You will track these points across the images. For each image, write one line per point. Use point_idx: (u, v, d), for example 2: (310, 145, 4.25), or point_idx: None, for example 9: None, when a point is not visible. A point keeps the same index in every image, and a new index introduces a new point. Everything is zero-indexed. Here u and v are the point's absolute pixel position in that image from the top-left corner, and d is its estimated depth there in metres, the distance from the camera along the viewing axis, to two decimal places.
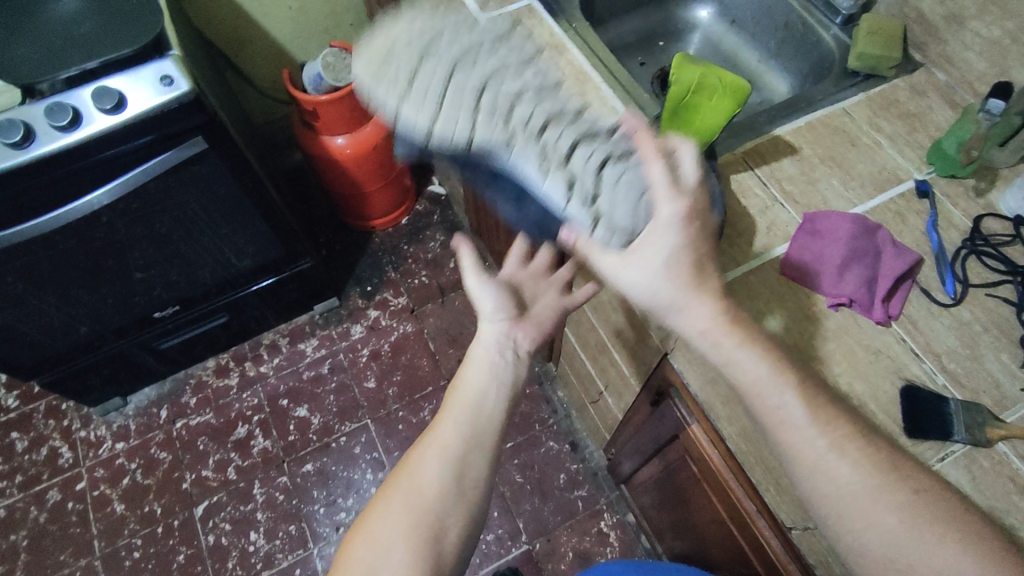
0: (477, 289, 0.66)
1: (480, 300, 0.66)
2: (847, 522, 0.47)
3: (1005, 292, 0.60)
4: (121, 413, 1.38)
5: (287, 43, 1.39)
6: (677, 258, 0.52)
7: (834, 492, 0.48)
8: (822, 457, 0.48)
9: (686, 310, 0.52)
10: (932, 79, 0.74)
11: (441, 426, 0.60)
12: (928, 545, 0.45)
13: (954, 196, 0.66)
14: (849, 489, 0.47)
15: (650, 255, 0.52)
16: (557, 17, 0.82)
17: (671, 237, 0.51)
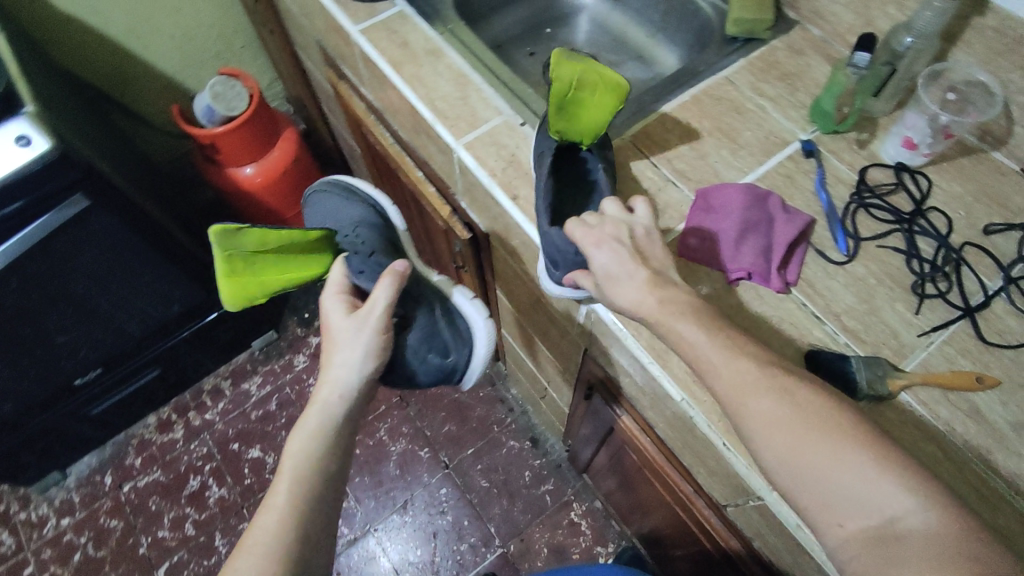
0: (362, 336, 0.66)
1: (355, 349, 0.65)
2: (750, 435, 0.42)
3: (895, 241, 0.61)
4: (63, 487, 1.31)
5: (177, 75, 1.33)
6: (622, 254, 0.52)
7: (735, 411, 0.43)
8: (725, 378, 0.44)
9: (626, 288, 0.50)
10: (808, 36, 0.74)
11: (286, 505, 0.54)
12: (824, 454, 0.40)
13: (838, 151, 0.66)
14: (747, 404, 0.43)
15: (604, 250, 0.53)
16: (431, 19, 0.80)
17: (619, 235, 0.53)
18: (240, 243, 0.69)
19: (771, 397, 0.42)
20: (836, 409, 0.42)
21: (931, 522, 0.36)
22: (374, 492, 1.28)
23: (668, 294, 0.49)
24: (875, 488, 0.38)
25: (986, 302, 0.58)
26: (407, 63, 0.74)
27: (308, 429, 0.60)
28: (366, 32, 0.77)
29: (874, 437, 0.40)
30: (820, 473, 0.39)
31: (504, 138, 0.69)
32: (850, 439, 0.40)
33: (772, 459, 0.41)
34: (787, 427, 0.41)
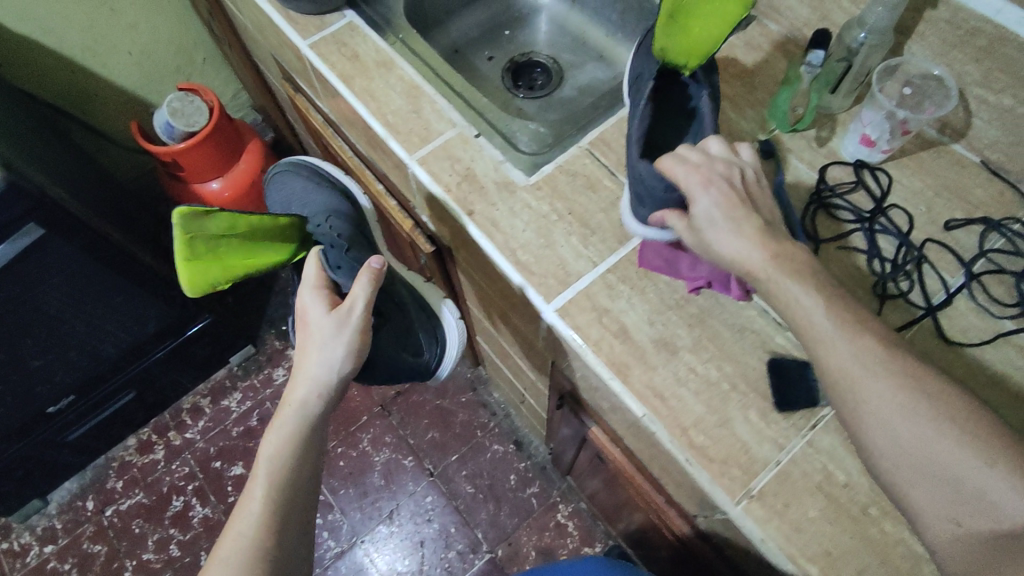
0: (337, 335, 0.62)
1: (330, 350, 0.61)
2: (871, 431, 0.41)
3: (856, 241, 0.60)
4: (44, 514, 1.30)
5: (137, 90, 1.29)
6: (732, 200, 0.48)
7: (854, 404, 0.41)
8: (852, 365, 0.42)
9: (734, 235, 0.47)
10: (765, 31, 0.73)
11: (258, 505, 0.55)
12: (953, 456, 0.38)
13: (797, 150, 0.65)
14: (872, 395, 0.41)
15: (709, 196, 0.48)
16: (381, 28, 0.77)
17: (724, 183, 0.49)
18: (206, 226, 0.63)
19: (899, 389, 0.40)
20: (970, 409, 0.40)
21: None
22: (359, 504, 1.27)
23: (778, 253, 0.46)
24: (1004, 495, 0.37)
25: (948, 301, 0.57)
26: (358, 77, 0.73)
27: (283, 431, 0.59)
28: (315, 47, 0.75)
29: (1008, 441, 0.38)
30: (945, 473, 0.38)
31: (459, 151, 0.67)
32: (984, 440, 0.38)
33: (899, 459, 0.40)
34: (912, 422, 0.39)
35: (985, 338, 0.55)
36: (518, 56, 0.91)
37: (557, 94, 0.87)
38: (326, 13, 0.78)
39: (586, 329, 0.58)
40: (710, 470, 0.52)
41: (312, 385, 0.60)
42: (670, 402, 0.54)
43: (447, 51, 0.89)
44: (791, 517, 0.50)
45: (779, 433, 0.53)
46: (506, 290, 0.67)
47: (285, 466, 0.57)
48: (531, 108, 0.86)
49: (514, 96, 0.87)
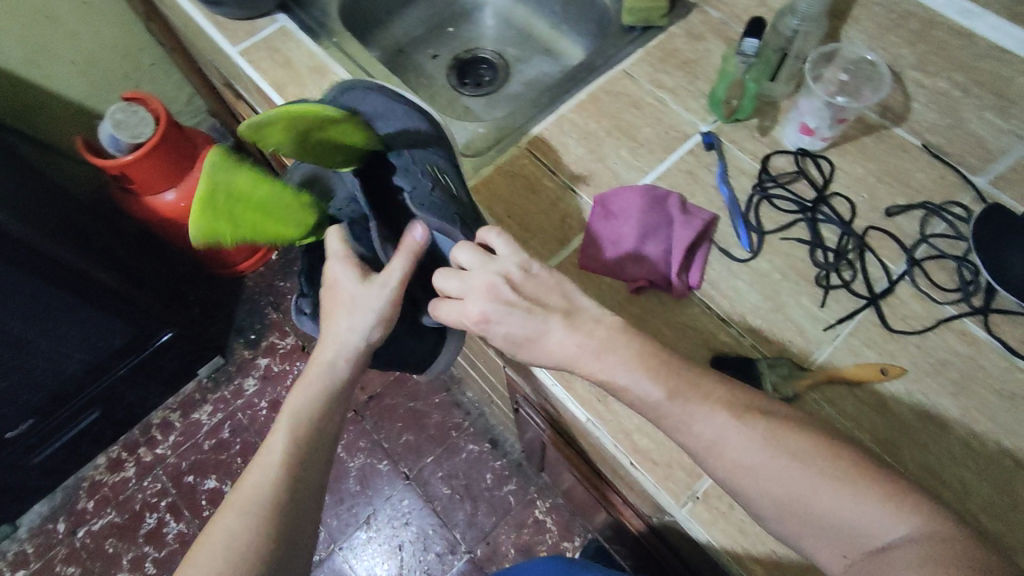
0: (368, 296, 0.53)
1: (358, 312, 0.53)
2: (746, 494, 0.41)
3: (799, 232, 0.60)
4: (14, 539, 1.27)
5: (85, 101, 1.25)
6: (517, 314, 0.46)
7: (725, 471, 0.41)
8: (707, 438, 0.41)
9: (554, 341, 0.46)
10: (706, 19, 0.72)
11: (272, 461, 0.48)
12: (821, 497, 0.38)
13: (739, 140, 0.64)
14: (732, 460, 0.41)
15: (499, 326, 0.47)
16: (315, 31, 0.75)
17: (500, 299, 0.47)
18: (233, 178, 0.52)
19: (760, 449, 0.40)
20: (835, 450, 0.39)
21: (935, 538, 0.35)
22: (336, 511, 1.25)
23: (606, 335, 0.45)
24: (872, 518, 0.37)
25: (890, 288, 0.56)
26: (292, 84, 0.71)
27: (310, 389, 0.51)
28: (246, 54, 0.73)
29: (866, 467, 0.39)
30: (817, 512, 0.38)
31: None
32: (842, 472, 0.38)
33: (782, 515, 0.40)
34: (778, 476, 0.39)
35: (927, 324, 0.55)
36: (463, 53, 0.89)
37: (504, 90, 0.86)
38: (257, 17, 0.75)
39: None
40: (654, 474, 0.51)
41: (343, 347, 0.52)
42: (613, 406, 0.53)
43: (389, 51, 0.86)
44: (736, 517, 0.49)
45: None
46: None
47: (307, 426, 0.50)
48: (477, 106, 0.84)
49: (459, 94, 0.85)
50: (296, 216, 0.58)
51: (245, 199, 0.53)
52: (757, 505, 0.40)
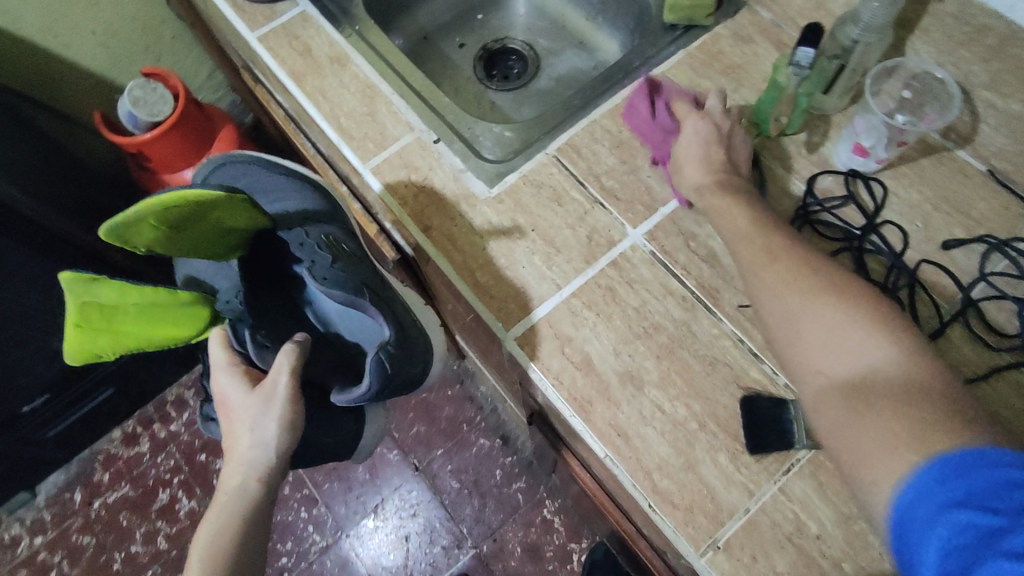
0: (255, 419, 0.56)
1: (254, 431, 0.56)
2: (770, 306, 0.46)
3: (844, 262, 0.55)
4: (32, 506, 1.30)
5: (106, 72, 1.23)
6: (712, 140, 0.56)
7: (757, 281, 0.47)
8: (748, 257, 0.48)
9: (690, 178, 0.55)
10: (757, 20, 0.67)
11: None
12: (833, 323, 0.43)
13: (786, 157, 0.59)
14: (770, 280, 0.46)
15: (687, 143, 0.56)
16: (337, 18, 0.71)
17: (704, 129, 0.56)
18: (99, 293, 0.54)
19: (795, 269, 0.46)
20: (856, 285, 0.44)
21: (915, 376, 0.40)
22: (345, 499, 1.25)
23: (727, 184, 0.54)
24: (869, 349, 0.41)
25: (942, 330, 0.52)
26: (310, 75, 0.67)
27: (223, 518, 0.53)
28: (265, 40, 0.70)
29: (885, 310, 0.43)
30: (821, 336, 0.43)
31: (416, 159, 0.62)
32: (861, 306, 0.43)
33: (785, 325, 0.44)
34: (803, 294, 0.44)
35: (981, 372, 0.51)
36: (491, 43, 0.85)
37: (533, 85, 0.81)
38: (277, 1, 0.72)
39: (546, 359, 0.54)
40: (674, 518, 0.48)
41: (250, 467, 0.55)
42: (634, 442, 0.50)
43: (414, 39, 0.82)
44: (759, 570, 0.46)
45: (751, 477, 0.49)
46: (468, 310, 0.63)
47: (225, 551, 0.52)
48: (504, 101, 0.80)
49: (485, 88, 0.81)
50: (186, 319, 0.60)
51: (119, 312, 0.55)
52: (773, 318, 0.45)
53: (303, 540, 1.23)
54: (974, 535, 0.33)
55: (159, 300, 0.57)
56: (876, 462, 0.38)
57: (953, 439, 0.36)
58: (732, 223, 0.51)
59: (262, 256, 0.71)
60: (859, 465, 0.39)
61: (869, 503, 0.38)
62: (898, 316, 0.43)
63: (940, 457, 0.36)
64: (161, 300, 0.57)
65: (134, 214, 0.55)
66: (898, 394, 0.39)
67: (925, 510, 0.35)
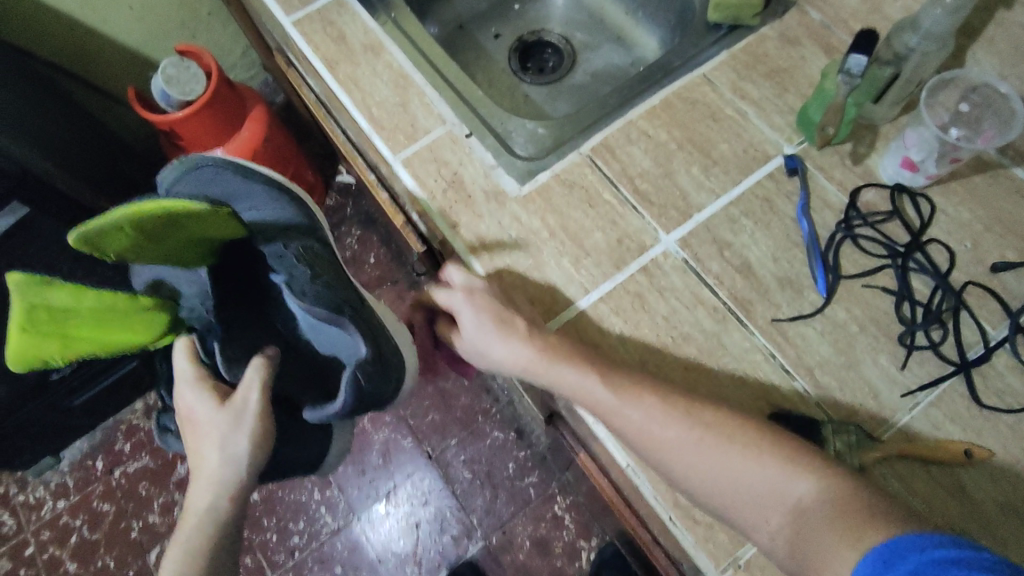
0: (223, 437, 0.62)
1: (223, 447, 0.61)
2: (675, 469, 0.45)
3: (884, 280, 0.53)
4: (57, 470, 1.33)
5: (142, 49, 1.23)
6: (484, 313, 0.52)
7: (652, 447, 0.46)
8: (630, 416, 0.46)
9: (500, 349, 0.52)
10: (806, 21, 0.64)
11: None
12: (730, 470, 0.43)
13: (829, 167, 0.57)
14: (664, 437, 0.45)
15: (466, 318, 0.53)
16: (373, 6, 0.70)
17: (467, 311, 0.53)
18: (52, 295, 0.54)
19: (684, 423, 0.45)
20: (746, 425, 0.45)
21: (828, 491, 0.41)
22: (358, 482, 1.27)
23: (546, 343, 0.50)
24: (776, 481, 0.42)
25: (986, 356, 0.50)
26: (343, 62, 0.66)
27: (193, 538, 0.59)
28: (299, 25, 0.69)
29: (783, 442, 0.44)
30: (729, 485, 0.43)
31: (446, 152, 0.61)
32: (749, 445, 0.44)
33: (695, 477, 0.44)
34: (704, 452, 0.44)
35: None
36: (527, 34, 0.83)
37: (568, 80, 0.80)
38: None
39: None
40: (694, 533, 0.47)
41: (219, 486, 0.60)
42: None
43: (449, 27, 0.80)
44: None
45: None
46: None
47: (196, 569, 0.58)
48: (538, 95, 0.79)
49: (519, 81, 0.80)
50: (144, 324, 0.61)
51: (70, 314, 0.55)
52: (677, 476, 0.45)
53: (315, 520, 1.25)
54: None
55: (115, 303, 0.58)
56: None
57: (881, 536, 0.37)
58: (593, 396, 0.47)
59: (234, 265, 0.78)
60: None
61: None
62: (800, 443, 0.44)
63: (874, 548, 0.37)
64: (117, 303, 0.58)
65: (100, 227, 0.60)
66: (826, 520, 0.40)
67: None
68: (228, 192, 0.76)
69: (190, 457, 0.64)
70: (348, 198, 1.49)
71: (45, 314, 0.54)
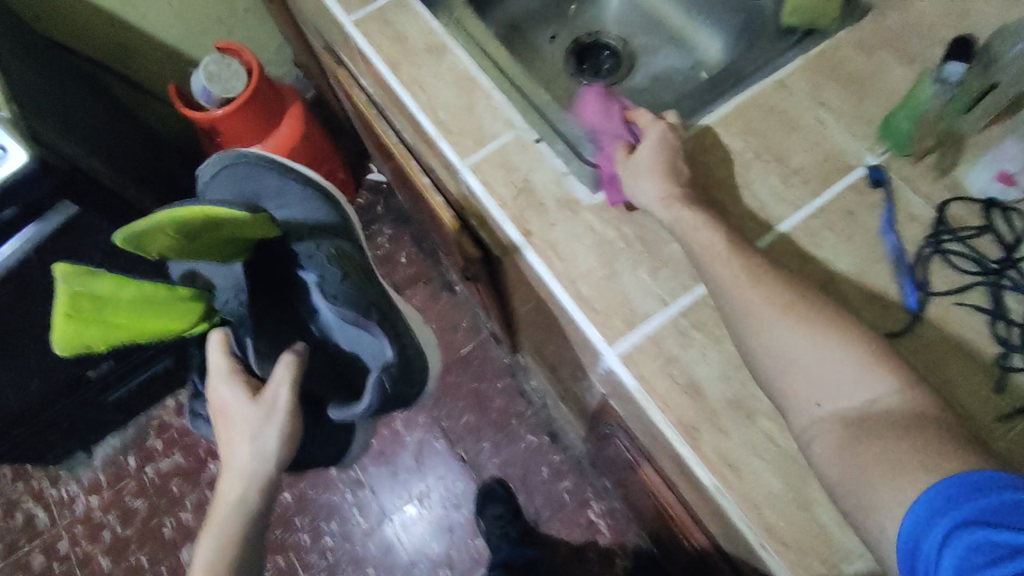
0: (256, 430, 0.67)
1: (255, 439, 0.66)
2: (756, 336, 0.46)
3: (977, 298, 0.51)
4: (89, 466, 1.33)
5: (178, 44, 1.22)
6: (654, 160, 0.55)
7: (742, 312, 0.47)
8: (734, 281, 0.47)
9: (637, 186, 0.54)
10: (884, 26, 0.62)
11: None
12: (825, 353, 0.43)
13: (913, 178, 0.56)
14: (757, 308, 0.46)
15: (637, 159, 0.55)
16: (433, 6, 0.69)
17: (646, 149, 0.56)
18: (96, 285, 0.63)
19: (776, 299, 0.46)
20: (835, 313, 0.46)
21: (905, 405, 0.42)
22: (390, 484, 1.26)
23: (678, 196, 0.53)
24: (859, 377, 0.43)
25: None
26: (406, 64, 0.65)
27: (224, 522, 0.63)
28: (360, 25, 0.68)
29: (871, 340, 0.44)
30: (811, 364, 0.44)
31: (515, 158, 0.60)
32: (846, 336, 0.44)
33: (775, 354, 0.45)
34: (794, 323, 0.45)
35: None
36: (583, 36, 0.81)
37: (626, 83, 0.78)
38: None
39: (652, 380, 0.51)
40: (786, 559, 0.46)
41: (250, 478, 0.65)
42: (744, 474, 0.48)
43: (505, 27, 0.78)
44: None
45: None
46: (561, 318, 0.60)
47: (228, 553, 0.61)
48: None
49: (576, 83, 0.78)
50: (178, 313, 0.70)
51: (112, 302, 0.64)
52: (764, 344, 0.45)
53: (348, 521, 1.24)
54: (999, 550, 0.34)
55: (154, 295, 0.67)
56: (880, 491, 0.39)
57: (954, 467, 0.38)
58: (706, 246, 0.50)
59: (267, 263, 0.83)
60: (871, 506, 0.40)
61: (879, 545, 0.40)
62: (883, 345, 0.45)
63: (954, 476, 0.38)
64: (158, 294, 0.68)
65: (153, 227, 0.64)
66: (898, 422, 0.41)
67: (927, 545, 0.36)
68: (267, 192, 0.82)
69: (222, 445, 0.68)
70: (380, 196, 1.48)
71: (88, 299, 0.62)
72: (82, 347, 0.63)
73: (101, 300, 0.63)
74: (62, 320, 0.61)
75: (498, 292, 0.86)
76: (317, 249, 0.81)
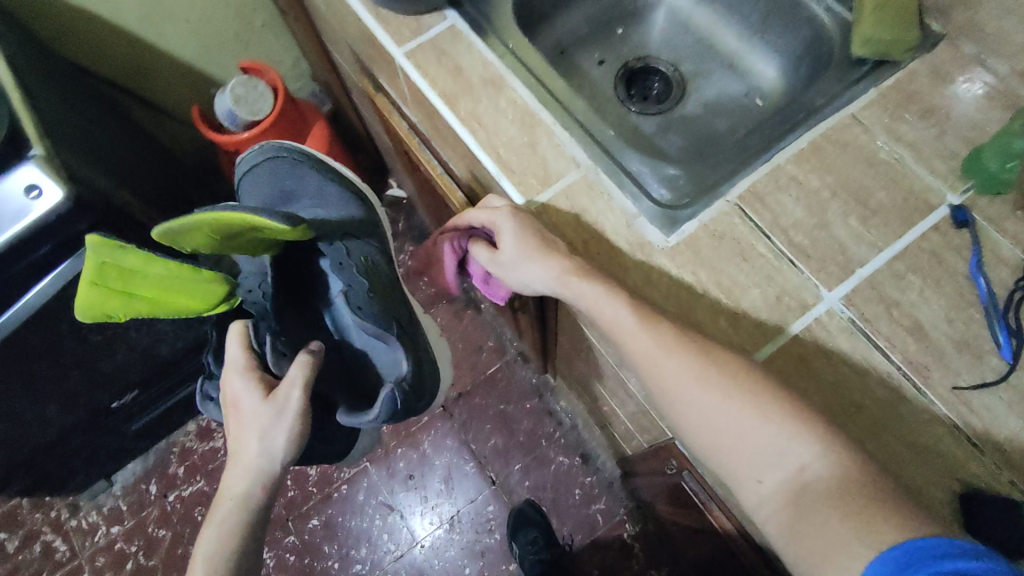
0: (263, 428, 0.61)
1: (262, 438, 0.61)
2: (682, 413, 0.49)
3: None
4: (110, 493, 1.31)
5: (196, 62, 1.18)
6: (531, 241, 0.54)
7: (668, 390, 0.49)
8: (649, 349, 0.49)
9: (522, 270, 0.56)
10: (957, 58, 0.60)
11: None
12: (750, 428, 0.45)
13: (999, 219, 0.54)
14: (681, 386, 0.48)
15: (505, 244, 0.56)
16: (486, 35, 0.66)
17: (507, 237, 0.56)
18: (125, 257, 0.63)
19: (694, 371, 0.48)
20: (755, 377, 0.47)
21: (832, 472, 0.42)
22: (420, 509, 1.24)
23: (582, 268, 0.53)
24: (785, 446, 0.44)
25: None
26: (463, 98, 0.63)
27: (223, 524, 0.59)
28: (412, 56, 0.65)
29: (793, 405, 0.45)
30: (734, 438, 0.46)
31: (582, 199, 0.58)
32: (766, 405, 0.45)
33: (700, 428, 0.48)
34: (715, 399, 0.47)
35: None
36: (630, 61, 0.80)
37: (677, 110, 0.76)
38: (423, 13, 0.67)
39: None
40: None
41: (254, 478, 0.60)
42: None
43: (552, 53, 0.76)
44: None
45: None
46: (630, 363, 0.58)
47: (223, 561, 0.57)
48: (647, 126, 0.75)
49: (625, 109, 0.76)
50: (204, 291, 0.66)
51: (137, 275, 0.63)
52: (684, 407, 0.48)
53: (377, 548, 1.22)
54: None
55: (181, 273, 0.64)
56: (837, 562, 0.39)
57: (892, 538, 0.38)
58: (616, 320, 0.50)
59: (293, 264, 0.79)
60: None
61: None
62: (807, 408, 0.46)
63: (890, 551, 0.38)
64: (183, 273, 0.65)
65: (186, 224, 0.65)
66: (830, 492, 0.42)
67: None
68: (301, 190, 0.83)
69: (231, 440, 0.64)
70: (400, 212, 1.45)
71: (114, 272, 0.62)
72: (107, 317, 0.62)
73: (128, 272, 0.62)
74: (86, 288, 0.61)
75: (540, 317, 0.84)
76: (348, 256, 0.77)
